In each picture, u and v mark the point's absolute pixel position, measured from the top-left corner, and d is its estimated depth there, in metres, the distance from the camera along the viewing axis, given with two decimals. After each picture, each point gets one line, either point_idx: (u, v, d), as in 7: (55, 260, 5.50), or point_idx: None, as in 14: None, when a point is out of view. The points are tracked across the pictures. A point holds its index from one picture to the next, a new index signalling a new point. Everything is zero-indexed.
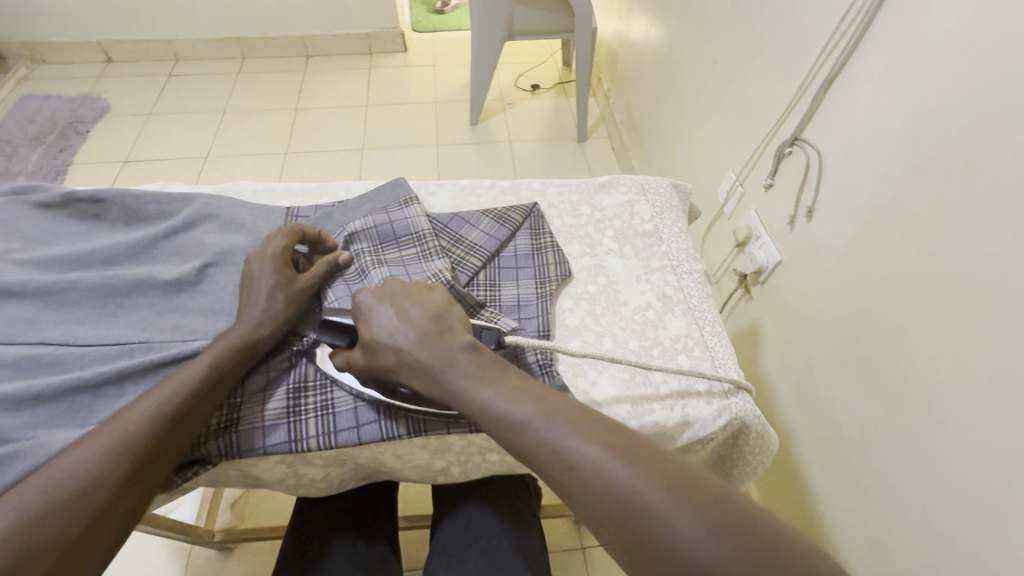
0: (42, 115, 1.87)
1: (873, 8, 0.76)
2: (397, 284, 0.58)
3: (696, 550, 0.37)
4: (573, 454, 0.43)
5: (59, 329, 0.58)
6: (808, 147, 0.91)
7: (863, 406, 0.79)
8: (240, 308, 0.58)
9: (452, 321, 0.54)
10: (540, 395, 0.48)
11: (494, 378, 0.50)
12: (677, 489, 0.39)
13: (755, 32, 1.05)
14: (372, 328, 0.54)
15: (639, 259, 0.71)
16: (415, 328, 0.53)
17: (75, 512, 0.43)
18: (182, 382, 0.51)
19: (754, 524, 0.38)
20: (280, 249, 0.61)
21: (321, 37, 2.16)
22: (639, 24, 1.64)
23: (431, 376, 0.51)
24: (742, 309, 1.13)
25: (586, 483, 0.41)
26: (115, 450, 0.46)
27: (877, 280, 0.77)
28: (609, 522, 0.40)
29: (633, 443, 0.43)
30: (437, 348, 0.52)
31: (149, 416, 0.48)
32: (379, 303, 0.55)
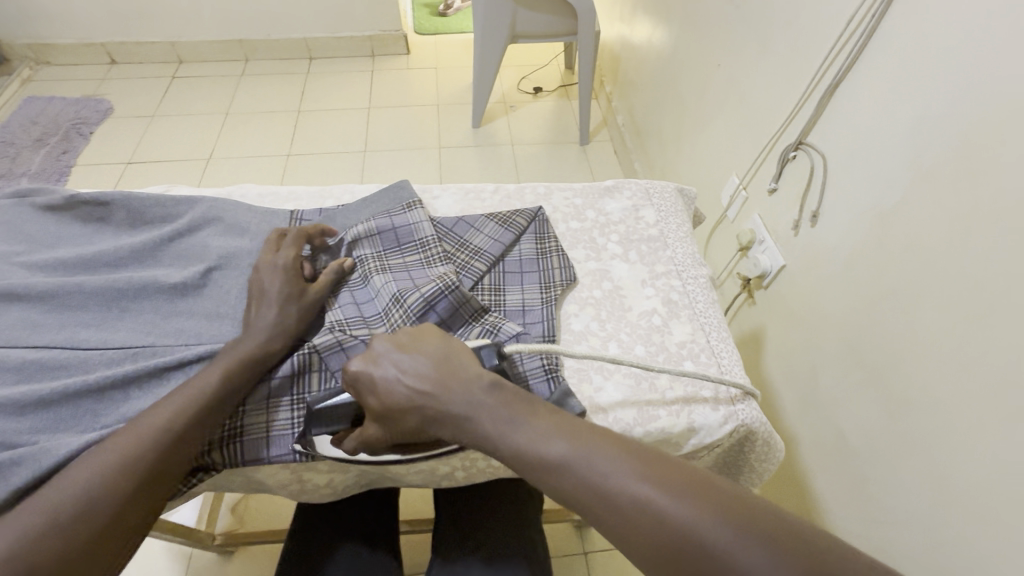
0: (46, 117, 1.88)
1: (879, 13, 0.76)
2: (389, 339, 0.53)
3: None
4: (622, 494, 0.42)
5: (63, 332, 0.58)
6: (813, 151, 0.91)
7: (868, 413, 0.79)
8: (249, 319, 0.58)
9: (458, 362, 0.51)
10: (571, 429, 0.46)
11: (523, 419, 0.47)
12: (730, 520, 0.39)
13: (759, 36, 1.05)
14: (384, 398, 0.50)
15: (644, 264, 0.71)
16: (426, 384, 0.50)
17: (80, 522, 0.44)
18: (188, 394, 0.51)
19: (811, 546, 0.37)
20: (291, 259, 0.62)
21: (324, 39, 2.16)
22: (642, 27, 1.64)
23: (460, 432, 0.49)
24: (745, 314, 1.13)
25: (639, 523, 0.41)
26: (119, 461, 0.47)
27: (882, 285, 0.76)
28: (667, 560, 0.39)
29: (676, 472, 0.43)
30: (457, 400, 0.49)
31: (154, 427, 0.48)
32: (380, 365, 0.51)
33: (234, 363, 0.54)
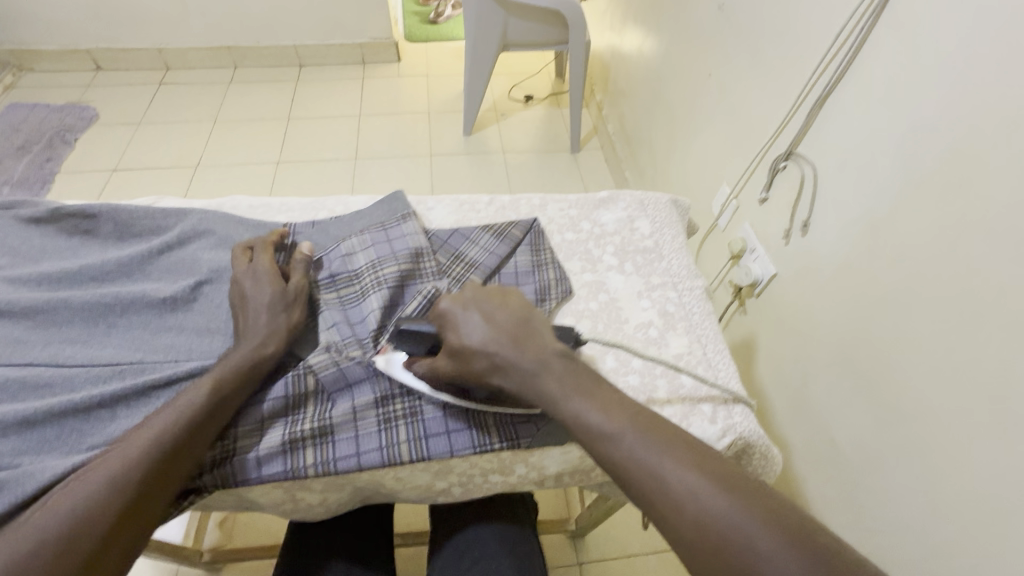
0: (29, 124, 1.85)
1: (866, 27, 0.78)
2: (477, 292, 0.56)
3: None
4: (670, 478, 0.42)
5: (48, 349, 0.56)
6: (803, 162, 0.92)
7: (860, 422, 0.79)
8: (241, 326, 0.58)
9: (537, 328, 0.53)
10: (631, 409, 0.47)
11: (589, 389, 0.48)
12: (783, 535, 0.38)
13: (748, 48, 1.07)
14: (462, 337, 0.52)
15: (640, 275, 0.71)
16: (504, 334, 0.52)
17: (64, 548, 0.42)
18: (174, 410, 0.50)
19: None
20: (267, 263, 0.62)
21: (314, 46, 2.15)
22: (632, 37, 1.66)
23: (522, 386, 0.50)
24: (737, 322, 1.14)
25: (684, 512, 0.40)
26: (104, 483, 0.45)
27: (873, 295, 0.77)
28: (705, 556, 0.39)
29: (732, 474, 0.42)
30: (530, 356, 0.50)
31: (140, 445, 0.47)
32: (465, 310, 0.54)
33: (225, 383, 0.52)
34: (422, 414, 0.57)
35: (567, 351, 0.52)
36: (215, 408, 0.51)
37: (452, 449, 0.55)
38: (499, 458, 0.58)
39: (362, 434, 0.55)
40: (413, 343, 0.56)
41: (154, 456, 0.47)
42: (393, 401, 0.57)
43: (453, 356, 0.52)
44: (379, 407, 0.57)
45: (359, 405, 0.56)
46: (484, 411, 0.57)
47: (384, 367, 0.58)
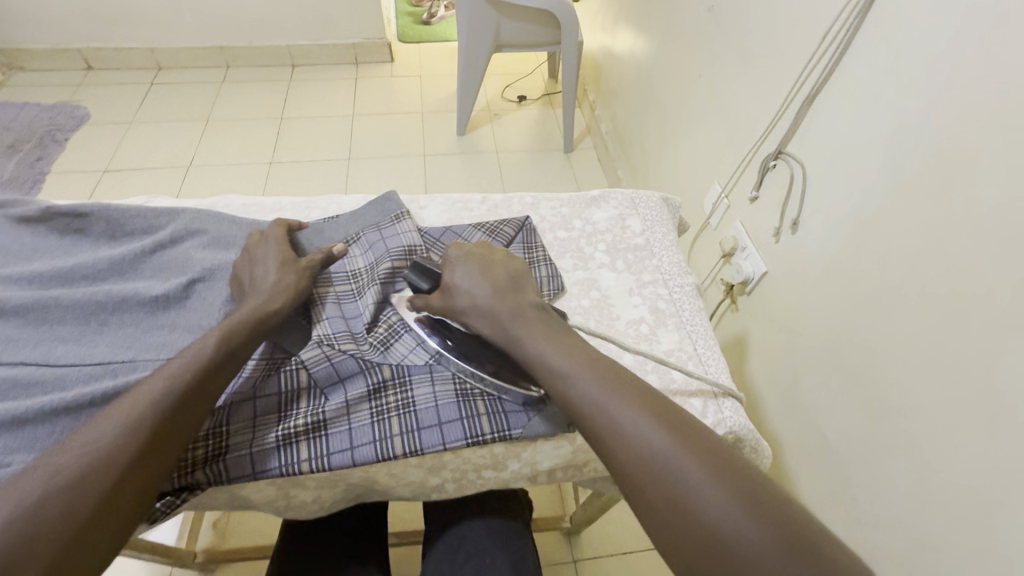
0: (19, 123, 1.83)
1: (853, 28, 0.79)
2: (478, 249, 0.63)
3: (725, 525, 0.38)
4: (618, 417, 0.45)
5: (40, 348, 0.56)
6: (792, 160, 0.93)
7: (850, 416, 0.80)
8: (251, 278, 0.61)
9: (523, 286, 0.59)
10: (595, 360, 0.51)
11: (558, 337, 0.53)
12: (718, 471, 0.41)
13: (737, 48, 1.08)
14: (455, 279, 0.58)
15: (631, 273, 0.72)
16: (492, 283, 0.58)
17: (84, 485, 0.42)
18: (162, 381, 0.48)
19: (794, 526, 0.38)
20: (279, 234, 0.66)
21: (307, 46, 2.15)
22: (624, 37, 1.66)
23: (500, 328, 0.55)
24: (729, 319, 1.15)
25: (628, 444, 0.44)
26: (97, 450, 0.43)
27: (861, 291, 0.78)
28: (643, 484, 0.42)
29: (680, 419, 0.46)
30: (511, 303, 0.56)
31: (132, 413, 0.46)
32: (463, 259, 0.60)
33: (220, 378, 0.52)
34: (414, 407, 0.57)
35: (545, 309, 0.57)
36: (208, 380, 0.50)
37: (445, 442, 0.55)
38: (493, 453, 0.58)
39: (355, 429, 0.55)
40: (419, 277, 0.60)
41: (147, 421, 0.46)
42: (386, 395, 0.57)
43: (444, 296, 0.58)
44: (372, 402, 0.57)
45: (353, 401, 0.56)
46: (476, 402, 0.58)
47: (379, 362, 0.58)
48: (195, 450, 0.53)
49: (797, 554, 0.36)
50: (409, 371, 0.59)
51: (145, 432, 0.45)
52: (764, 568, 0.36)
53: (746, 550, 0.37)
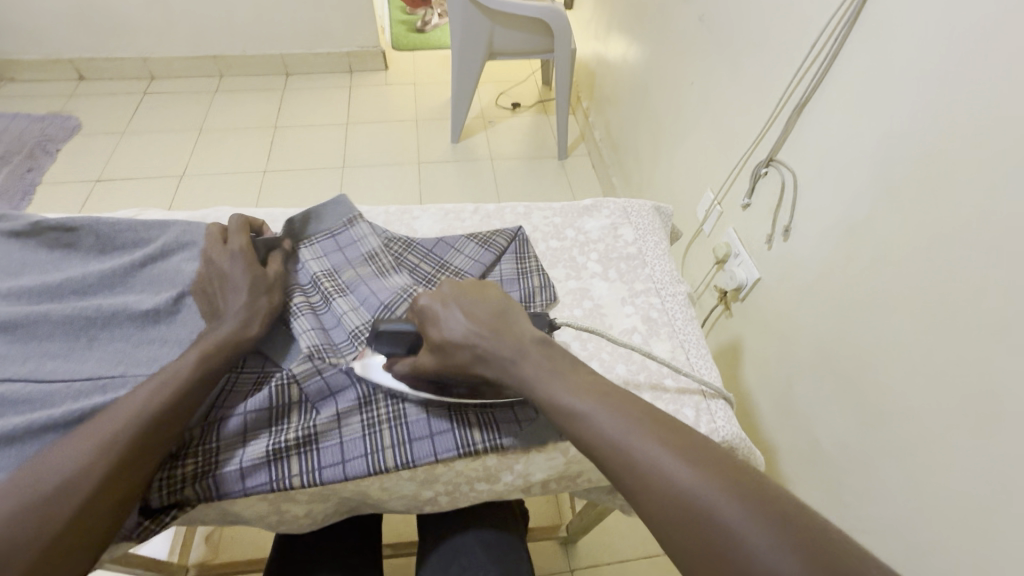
0: (10, 134, 1.82)
1: (840, 37, 0.80)
2: (456, 287, 0.56)
3: (763, 556, 0.37)
4: (635, 450, 0.44)
5: (29, 364, 0.55)
6: (783, 168, 0.94)
7: (843, 423, 0.80)
8: (219, 304, 0.59)
9: (514, 319, 0.54)
10: (602, 389, 0.49)
11: (563, 373, 0.49)
12: (756, 508, 0.39)
13: (728, 57, 1.09)
14: (444, 331, 0.52)
15: (624, 282, 0.72)
16: (484, 326, 0.52)
17: (62, 497, 0.42)
18: (141, 392, 0.49)
19: (830, 548, 0.36)
20: (245, 246, 0.63)
21: (301, 55, 2.16)
22: (616, 45, 1.68)
23: (505, 375, 0.51)
24: (723, 325, 1.15)
25: (656, 487, 0.42)
26: (75, 465, 0.44)
27: (853, 297, 0.79)
28: (677, 528, 0.40)
29: (704, 450, 0.44)
30: (511, 344, 0.51)
31: (108, 428, 0.46)
32: (444, 304, 0.54)
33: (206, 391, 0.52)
34: (406, 418, 0.57)
35: (544, 338, 0.53)
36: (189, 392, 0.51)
37: (436, 453, 0.55)
38: (486, 466, 0.58)
39: (346, 442, 0.55)
40: (393, 344, 0.55)
41: (127, 434, 0.46)
42: (377, 406, 0.57)
43: (436, 352, 0.53)
44: (362, 413, 0.57)
45: (343, 413, 0.56)
46: (466, 412, 0.58)
47: (368, 374, 0.58)
48: (183, 467, 0.52)
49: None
50: None
51: (123, 443, 0.46)
52: None
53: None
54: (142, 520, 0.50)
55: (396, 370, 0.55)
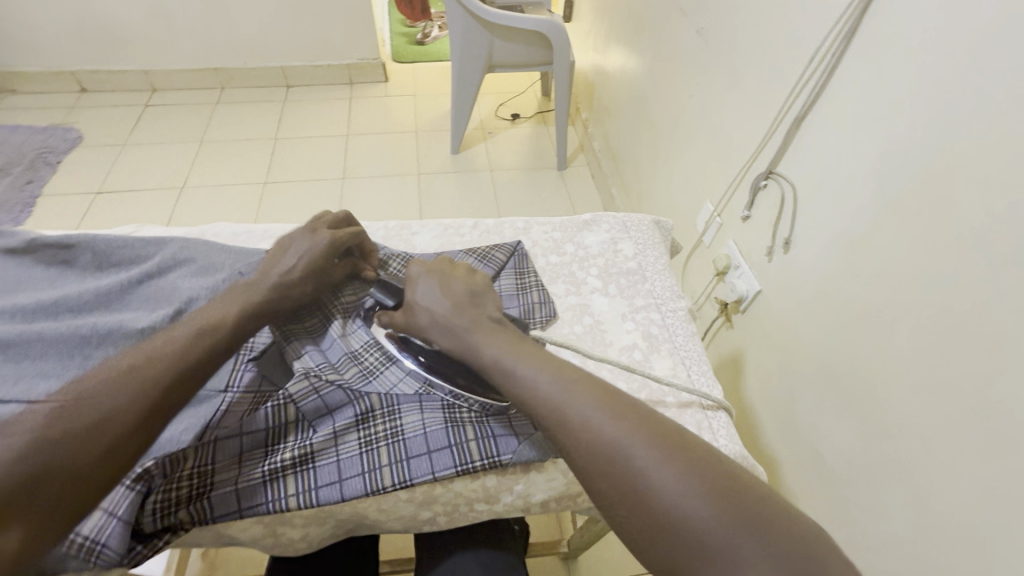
0: (10, 146, 1.82)
1: (839, 51, 0.80)
2: (441, 263, 0.62)
3: (679, 503, 0.40)
4: (568, 410, 0.46)
5: (22, 385, 0.55)
6: (783, 180, 0.94)
7: (845, 436, 0.79)
8: (268, 266, 0.61)
9: (483, 302, 0.58)
10: (545, 359, 0.51)
11: (510, 345, 0.52)
12: (681, 464, 0.42)
13: (725, 70, 1.09)
14: (415, 294, 0.58)
15: (624, 298, 0.71)
16: (451, 297, 0.57)
17: (88, 439, 0.42)
18: (177, 342, 0.49)
19: (738, 501, 0.40)
20: (332, 240, 0.64)
21: (302, 67, 2.17)
22: (615, 56, 1.69)
23: (456, 345, 0.54)
24: (724, 337, 1.14)
25: (590, 445, 0.44)
26: (103, 407, 0.44)
27: (855, 311, 0.78)
28: (607, 483, 0.43)
29: (636, 411, 0.46)
30: (469, 315, 0.56)
31: (141, 374, 0.46)
32: (425, 273, 0.60)
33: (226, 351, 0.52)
34: (403, 435, 0.56)
35: (505, 322, 0.57)
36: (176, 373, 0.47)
37: (434, 472, 0.54)
38: (485, 486, 0.57)
39: (344, 460, 0.54)
40: (384, 294, 0.62)
41: (136, 384, 0.45)
42: (375, 423, 0.57)
43: (405, 314, 0.58)
44: (360, 430, 0.56)
45: (340, 431, 0.56)
46: (464, 426, 0.57)
47: (367, 391, 0.57)
48: (177, 489, 0.51)
49: (758, 541, 0.39)
50: (398, 399, 0.58)
51: (100, 420, 0.43)
52: (713, 541, 0.39)
53: (711, 539, 0.39)
54: (135, 546, 0.49)
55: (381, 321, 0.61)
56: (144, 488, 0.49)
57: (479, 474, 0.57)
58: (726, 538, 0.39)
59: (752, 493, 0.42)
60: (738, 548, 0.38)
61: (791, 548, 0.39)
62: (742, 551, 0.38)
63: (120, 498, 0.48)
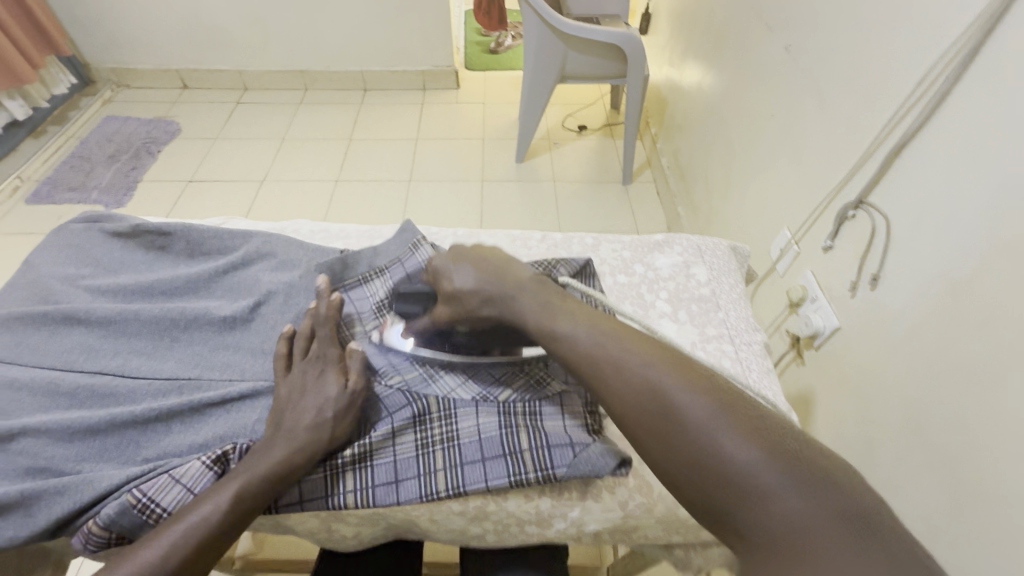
0: (121, 136, 2.02)
1: (952, 75, 0.73)
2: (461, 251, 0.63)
3: (716, 439, 0.39)
4: (605, 356, 0.48)
5: (117, 360, 0.60)
6: (874, 212, 0.87)
7: (932, 497, 0.72)
8: (285, 418, 0.53)
9: (515, 266, 0.59)
10: (584, 315, 0.53)
11: (556, 305, 0.54)
12: (714, 399, 0.41)
13: (816, 90, 1.03)
14: (453, 283, 0.60)
15: (694, 325, 0.68)
16: (489, 272, 0.59)
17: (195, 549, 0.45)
18: (280, 451, 0.50)
19: (779, 436, 0.38)
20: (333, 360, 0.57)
21: (380, 72, 2.26)
22: (692, 72, 1.64)
23: (512, 313, 0.56)
24: (794, 372, 1.08)
25: (626, 389, 0.45)
26: (213, 520, 0.46)
27: (952, 361, 0.70)
28: (645, 427, 0.43)
29: (673, 359, 0.46)
30: (512, 282, 0.57)
31: (248, 487, 0.48)
32: (455, 262, 0.61)
33: (297, 451, 0.50)
34: (458, 439, 0.55)
35: (544, 280, 0.59)
36: (273, 481, 0.49)
37: (487, 480, 0.53)
38: (538, 508, 0.56)
39: (400, 460, 0.55)
40: (409, 304, 0.62)
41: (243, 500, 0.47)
42: (431, 426, 0.56)
43: (450, 304, 0.60)
44: (417, 432, 0.56)
45: (398, 430, 0.56)
46: (518, 433, 0.55)
47: (424, 393, 0.58)
48: None
49: (795, 471, 0.35)
50: (455, 403, 0.58)
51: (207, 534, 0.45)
52: (749, 470, 0.36)
53: (740, 467, 0.37)
54: None
55: (417, 327, 0.62)
56: (221, 470, 0.51)
57: (533, 494, 0.56)
58: (765, 468, 0.36)
59: (791, 431, 0.39)
60: (777, 480, 0.35)
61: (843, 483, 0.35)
62: (782, 482, 0.35)
63: (199, 476, 0.50)
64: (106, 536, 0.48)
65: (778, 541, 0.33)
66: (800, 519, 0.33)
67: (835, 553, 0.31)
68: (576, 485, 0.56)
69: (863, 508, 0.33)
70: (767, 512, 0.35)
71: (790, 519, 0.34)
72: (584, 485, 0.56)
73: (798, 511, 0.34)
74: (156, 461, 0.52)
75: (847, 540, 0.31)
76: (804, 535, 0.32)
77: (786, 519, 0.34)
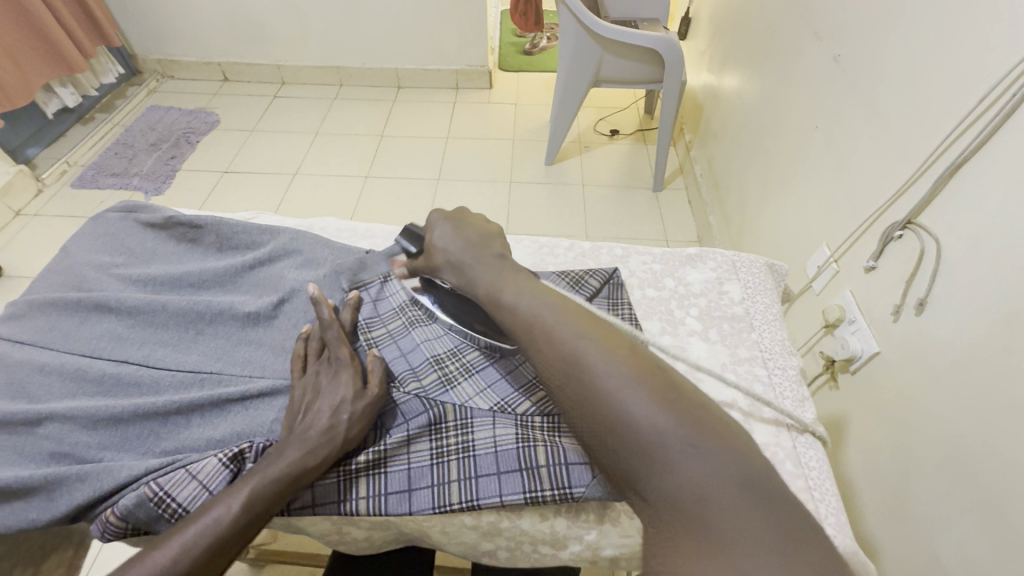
0: (163, 125, 2.09)
1: (1021, 92, 0.67)
2: (460, 212, 0.61)
3: (636, 411, 0.39)
4: (540, 323, 0.46)
5: (143, 350, 0.61)
6: (924, 233, 0.82)
7: (973, 543, 0.67)
8: (300, 421, 0.52)
9: (491, 242, 0.56)
10: (530, 287, 0.50)
11: (508, 277, 0.51)
12: (636, 369, 0.41)
13: (866, 102, 0.97)
14: (433, 237, 0.58)
15: (725, 346, 0.65)
16: (461, 240, 0.56)
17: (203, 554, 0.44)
18: (294, 454, 0.49)
19: (695, 409, 0.39)
20: (348, 360, 0.57)
21: (414, 70, 2.27)
22: (731, 78, 1.59)
23: (467, 284, 0.54)
24: (826, 396, 1.03)
25: (555, 356, 0.44)
26: (224, 522, 0.45)
27: (1004, 398, 0.66)
28: (569, 394, 0.43)
29: (605, 330, 0.46)
30: (474, 252, 0.55)
31: (260, 491, 0.47)
32: (444, 221, 0.59)
33: (310, 454, 0.50)
34: (474, 450, 0.54)
35: (511, 255, 0.55)
36: (285, 485, 0.48)
37: (502, 495, 0.52)
38: (553, 529, 0.54)
39: (414, 468, 0.54)
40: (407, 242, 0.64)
41: (255, 503, 0.47)
42: (447, 435, 0.55)
43: (427, 258, 0.60)
44: (432, 439, 0.55)
45: (414, 437, 0.55)
46: (535, 449, 0.53)
47: (442, 400, 0.57)
48: None
49: (701, 445, 0.37)
50: (473, 413, 0.56)
51: (216, 538, 0.45)
52: (658, 441, 0.37)
53: (653, 440, 0.38)
54: None
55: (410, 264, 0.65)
56: (236, 469, 0.51)
57: (549, 514, 0.54)
58: (675, 440, 0.37)
59: (701, 405, 0.40)
60: (686, 456, 0.36)
61: (739, 450, 0.37)
62: (686, 454, 0.37)
63: (215, 473, 0.50)
64: (122, 526, 0.49)
65: (672, 505, 0.35)
66: (698, 484, 0.35)
67: (722, 519, 0.33)
68: (594, 507, 0.54)
69: (753, 477, 0.36)
70: (669, 483, 0.36)
71: (688, 485, 0.36)
72: (602, 508, 0.54)
73: (697, 479, 0.36)
74: (174, 455, 0.53)
75: (735, 511, 0.34)
76: (701, 506, 0.34)
77: (685, 486, 0.36)
